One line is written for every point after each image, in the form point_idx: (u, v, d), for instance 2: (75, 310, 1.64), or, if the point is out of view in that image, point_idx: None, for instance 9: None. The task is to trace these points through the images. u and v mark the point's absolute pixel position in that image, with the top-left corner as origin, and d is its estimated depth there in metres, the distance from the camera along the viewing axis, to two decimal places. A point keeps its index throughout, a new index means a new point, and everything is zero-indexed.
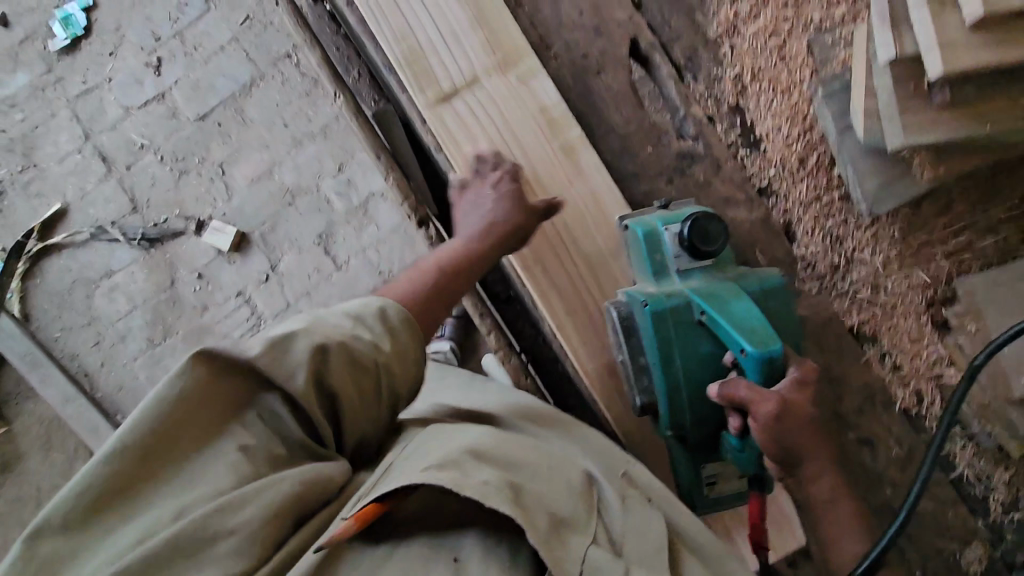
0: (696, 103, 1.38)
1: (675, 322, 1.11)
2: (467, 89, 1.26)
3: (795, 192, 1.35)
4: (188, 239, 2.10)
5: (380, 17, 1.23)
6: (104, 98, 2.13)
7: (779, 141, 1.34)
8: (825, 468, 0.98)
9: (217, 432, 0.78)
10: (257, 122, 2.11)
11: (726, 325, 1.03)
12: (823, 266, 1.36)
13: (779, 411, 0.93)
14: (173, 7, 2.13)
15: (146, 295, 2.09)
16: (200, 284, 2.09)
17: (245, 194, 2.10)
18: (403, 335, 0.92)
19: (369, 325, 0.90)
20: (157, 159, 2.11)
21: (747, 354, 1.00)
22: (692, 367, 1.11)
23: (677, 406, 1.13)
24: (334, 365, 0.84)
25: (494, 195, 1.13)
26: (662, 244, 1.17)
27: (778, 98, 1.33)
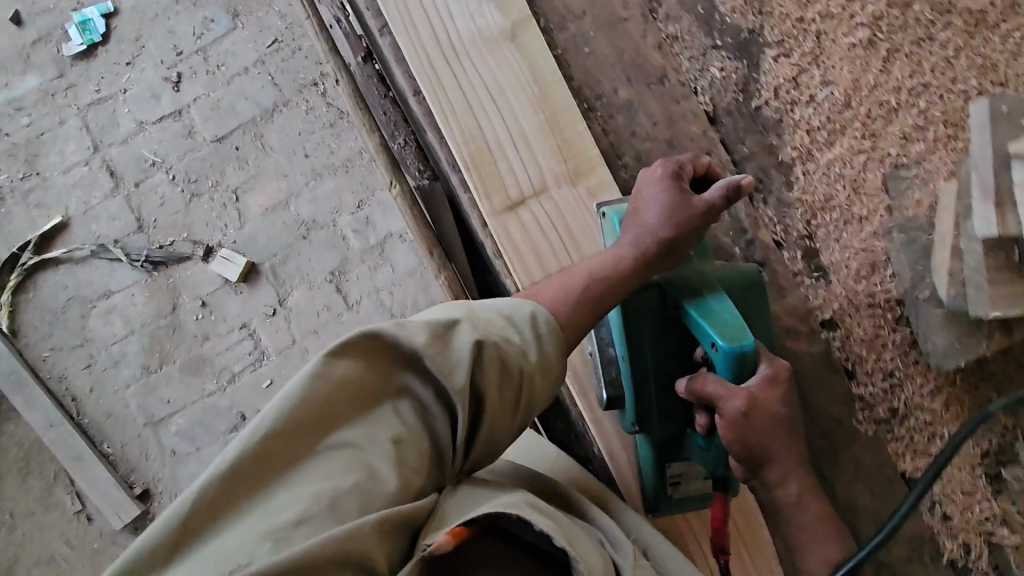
0: (764, 228, 1.26)
1: (645, 313, 1.03)
2: (535, 197, 1.14)
3: (857, 330, 1.22)
4: (194, 264, 2.02)
5: (449, 112, 1.13)
6: (117, 110, 2.04)
7: (847, 275, 1.23)
8: (791, 472, 0.94)
9: (374, 412, 0.75)
10: (277, 149, 2.06)
11: (700, 319, 0.93)
12: (881, 408, 1.20)
13: (745, 409, 0.90)
14: (199, 22, 2.07)
15: (146, 320, 2.01)
16: (203, 313, 2.02)
17: (259, 222, 2.04)
18: (551, 345, 0.85)
19: (517, 328, 0.84)
20: (168, 178, 2.04)
21: (719, 348, 0.91)
22: (659, 362, 1.04)
23: (643, 402, 1.06)
24: (484, 374, 0.80)
25: (649, 195, 1.02)
26: None
27: (849, 231, 1.24)
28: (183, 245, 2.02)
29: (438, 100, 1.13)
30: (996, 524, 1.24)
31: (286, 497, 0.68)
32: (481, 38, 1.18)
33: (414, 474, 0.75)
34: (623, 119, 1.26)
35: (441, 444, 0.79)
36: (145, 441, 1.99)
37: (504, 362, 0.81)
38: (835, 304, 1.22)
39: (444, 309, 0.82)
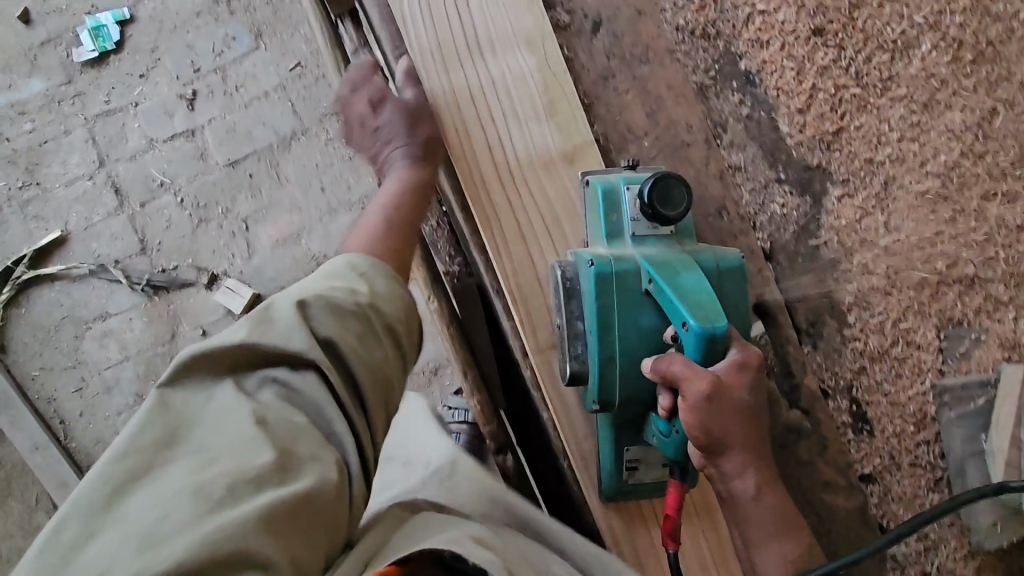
0: (812, 373, 1.21)
1: (620, 288, 0.88)
2: None
3: (896, 488, 1.20)
4: (196, 292, 1.96)
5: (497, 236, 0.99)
6: (127, 124, 1.97)
7: (892, 429, 1.21)
8: (749, 464, 0.81)
9: (228, 405, 0.67)
10: (292, 181, 2.00)
11: (670, 292, 0.82)
12: None
13: (712, 393, 0.77)
14: (220, 39, 2.00)
15: (142, 346, 1.95)
16: (203, 342, 1.95)
17: (267, 254, 1.99)
18: (380, 282, 0.83)
19: (338, 278, 0.80)
20: (176, 201, 1.97)
21: (689, 328, 0.80)
22: (628, 338, 0.88)
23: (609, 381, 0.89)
24: (325, 328, 0.74)
25: (347, 90, 1.03)
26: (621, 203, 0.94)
27: (896, 385, 1.20)
28: (187, 270, 1.96)
29: (493, 242, 0.99)
30: None
31: (141, 514, 0.58)
32: (543, 166, 1.01)
33: (287, 441, 0.66)
34: None
35: (318, 415, 0.71)
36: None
37: (341, 313, 0.76)
38: (878, 460, 1.21)
39: (282, 292, 0.77)
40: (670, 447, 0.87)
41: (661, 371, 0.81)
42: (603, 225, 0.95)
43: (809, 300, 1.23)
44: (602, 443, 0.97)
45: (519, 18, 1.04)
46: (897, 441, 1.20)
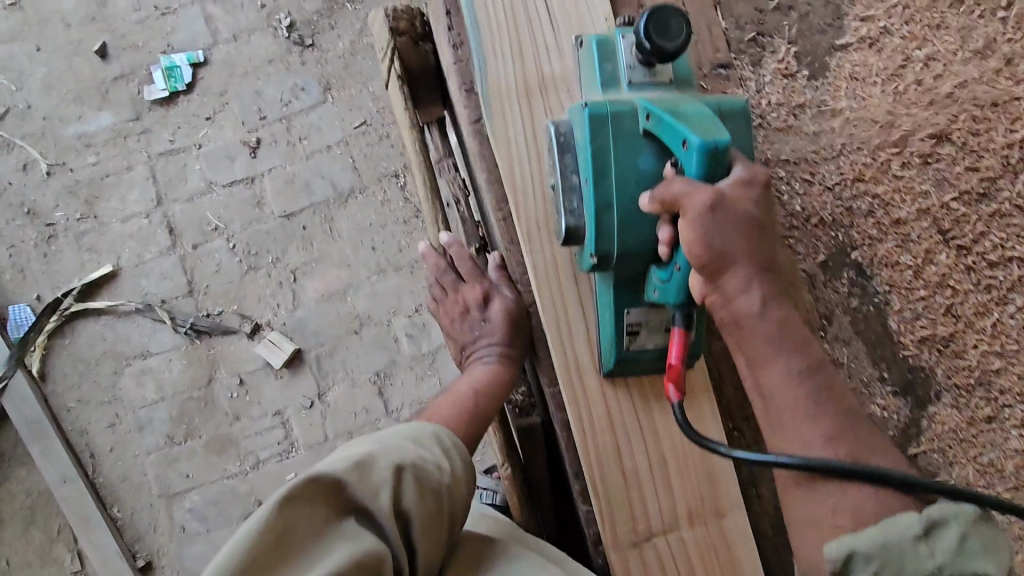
0: None
1: (617, 132, 0.75)
2: (662, 532, 0.84)
3: None
4: (238, 339, 1.94)
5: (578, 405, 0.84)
6: (188, 165, 1.97)
7: None
8: (755, 281, 0.68)
9: (306, 552, 0.62)
10: (345, 237, 1.98)
11: (669, 118, 0.69)
12: None
13: (716, 203, 0.66)
14: (289, 89, 1.99)
15: (178, 389, 1.93)
16: (239, 391, 1.94)
17: (312, 307, 1.97)
18: (457, 460, 0.78)
19: (425, 447, 0.76)
20: (227, 246, 1.96)
21: (689, 146, 0.68)
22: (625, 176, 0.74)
23: (608, 230, 0.75)
24: (412, 498, 0.70)
25: (430, 262, 0.99)
26: (616, 52, 0.80)
27: None
28: (230, 318, 1.95)
29: (577, 422, 0.84)
30: None
31: None
32: None
33: None
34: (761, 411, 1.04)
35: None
36: (157, 515, 1.91)
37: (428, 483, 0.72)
38: None
39: (371, 442, 0.73)
40: (672, 291, 0.74)
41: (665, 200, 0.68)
42: (597, 76, 0.81)
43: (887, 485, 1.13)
44: (601, 315, 0.82)
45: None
46: None
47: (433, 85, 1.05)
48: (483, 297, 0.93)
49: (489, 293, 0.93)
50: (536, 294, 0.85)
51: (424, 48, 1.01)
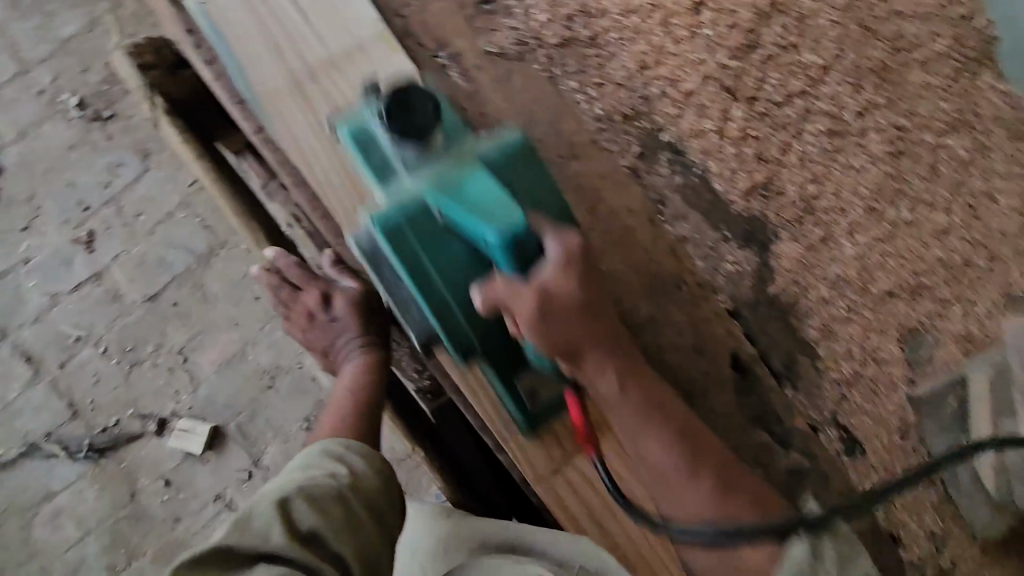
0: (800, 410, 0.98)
1: (416, 232, 0.73)
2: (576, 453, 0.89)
3: None
4: (148, 441, 1.80)
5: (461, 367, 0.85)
6: (22, 284, 1.83)
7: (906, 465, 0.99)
8: (609, 370, 0.74)
9: None
10: (222, 298, 1.87)
11: (461, 211, 0.69)
12: None
13: (543, 301, 0.69)
14: (104, 170, 1.86)
15: (101, 516, 1.77)
16: (169, 492, 1.79)
17: (213, 381, 1.85)
18: (361, 463, 0.78)
19: (317, 468, 0.75)
20: (98, 352, 1.81)
21: (490, 244, 0.69)
22: (436, 245, 0.73)
23: (441, 291, 0.75)
24: (308, 516, 0.69)
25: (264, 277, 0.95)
26: (372, 135, 0.77)
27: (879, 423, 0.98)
28: (130, 423, 1.80)
29: (466, 384, 0.86)
30: None
31: None
32: None
33: None
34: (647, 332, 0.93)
35: None
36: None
37: (328, 501, 0.71)
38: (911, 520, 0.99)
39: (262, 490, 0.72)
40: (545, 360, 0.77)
41: (492, 301, 0.71)
42: (368, 169, 0.77)
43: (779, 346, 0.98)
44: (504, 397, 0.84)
45: (371, 42, 0.86)
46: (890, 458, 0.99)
47: (216, 114, 1.05)
48: (324, 298, 0.91)
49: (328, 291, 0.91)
50: (374, 279, 0.81)
51: (182, 74, 0.97)
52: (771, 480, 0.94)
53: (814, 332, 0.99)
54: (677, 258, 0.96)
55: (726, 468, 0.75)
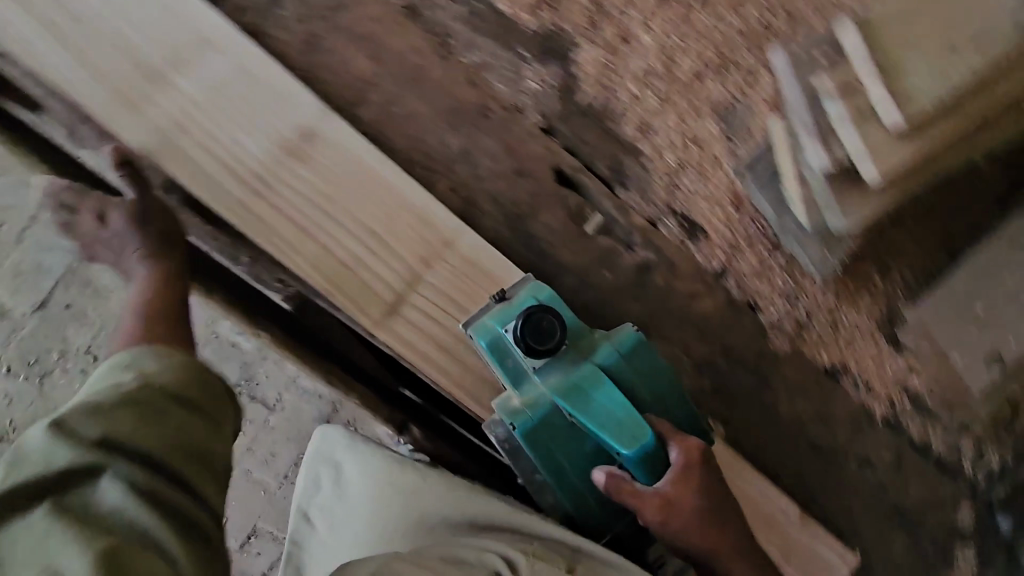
0: (635, 210, 1.00)
1: (550, 435, 0.81)
2: (413, 292, 0.86)
3: (815, 289, 1.06)
4: None
5: (264, 233, 0.81)
6: None
7: (743, 237, 1.03)
8: (712, 501, 0.83)
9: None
10: (115, 288, 1.81)
11: (591, 427, 0.77)
12: (869, 358, 1.09)
13: (665, 506, 0.80)
14: None
15: None
16: None
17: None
18: (155, 360, 0.65)
19: (105, 381, 0.62)
20: (5, 371, 1.78)
21: (624, 457, 0.78)
22: (565, 437, 0.81)
23: (557, 446, 0.82)
24: (93, 429, 0.57)
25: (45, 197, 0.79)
26: (510, 347, 0.82)
27: (709, 204, 1.02)
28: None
29: (271, 248, 0.81)
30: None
31: None
32: (278, 142, 0.83)
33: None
34: (462, 162, 0.93)
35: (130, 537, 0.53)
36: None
37: (116, 411, 0.58)
38: (758, 285, 1.04)
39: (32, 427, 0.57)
40: (638, 473, 0.80)
41: (617, 487, 0.80)
42: (504, 373, 0.83)
43: (602, 153, 0.99)
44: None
45: None
46: (731, 231, 1.03)
47: None
48: (100, 213, 0.77)
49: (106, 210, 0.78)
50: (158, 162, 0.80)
51: None
52: (620, 279, 0.99)
53: (632, 131, 1.00)
54: (476, 86, 0.94)
55: (765, 567, 0.86)
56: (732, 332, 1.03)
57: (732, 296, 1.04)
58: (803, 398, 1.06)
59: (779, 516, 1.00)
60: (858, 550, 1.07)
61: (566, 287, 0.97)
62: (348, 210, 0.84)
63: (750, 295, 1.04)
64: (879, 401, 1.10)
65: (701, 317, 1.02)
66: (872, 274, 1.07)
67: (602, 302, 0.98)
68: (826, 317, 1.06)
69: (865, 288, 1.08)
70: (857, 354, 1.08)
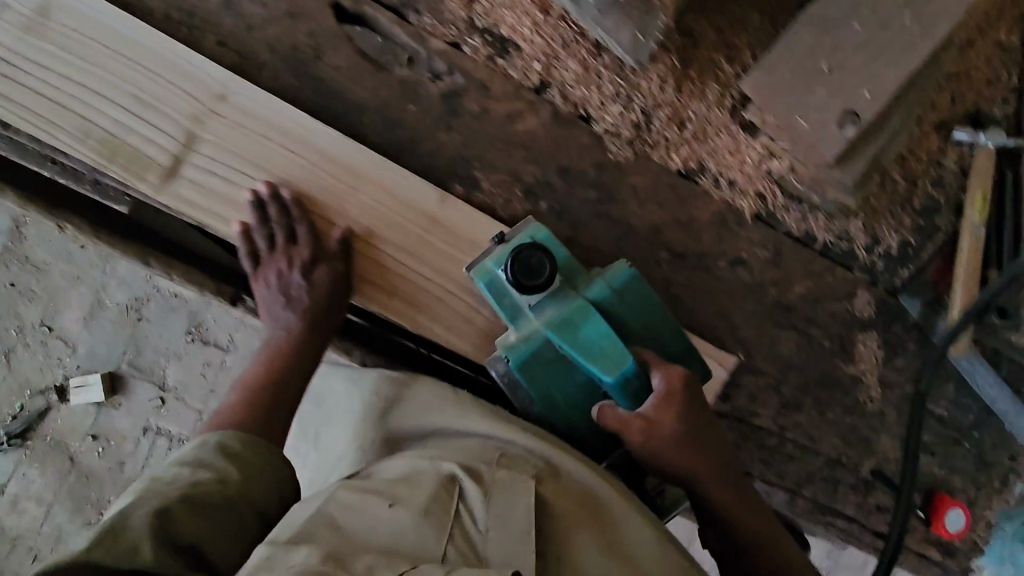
0: (431, 33, 0.93)
1: (541, 368, 0.83)
2: (191, 151, 0.85)
3: (648, 86, 0.97)
4: (57, 411, 1.88)
5: (27, 115, 0.82)
6: None
7: (555, 42, 0.95)
8: (712, 443, 0.84)
9: None
10: (50, 259, 1.85)
11: (580, 358, 0.80)
12: (724, 153, 1.01)
13: (651, 426, 0.80)
14: None
15: (54, 486, 1.90)
16: (100, 443, 1.88)
17: (84, 340, 1.87)
18: (245, 453, 0.73)
19: (201, 470, 0.68)
20: None
21: (606, 383, 0.80)
22: (554, 371, 0.83)
23: (548, 380, 0.84)
24: (184, 534, 0.61)
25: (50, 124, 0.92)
26: (504, 286, 0.84)
27: (511, 12, 0.94)
28: (32, 404, 1.89)
29: (36, 128, 0.82)
30: (929, 170, 1.07)
31: None
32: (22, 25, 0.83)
33: None
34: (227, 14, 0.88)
35: None
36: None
37: (170, 511, 0.61)
38: (583, 92, 0.97)
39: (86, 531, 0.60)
40: (621, 398, 0.82)
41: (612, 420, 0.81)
42: (501, 310, 0.85)
43: None
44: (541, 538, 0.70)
45: None
46: (542, 38, 0.95)
47: None
48: (307, 263, 0.85)
49: (284, 242, 0.85)
50: None
51: None
52: (427, 110, 0.94)
53: None
54: None
55: (736, 487, 0.84)
56: (561, 149, 0.97)
57: (557, 109, 0.97)
58: (654, 207, 1.01)
59: None
60: (741, 352, 1.04)
61: (369, 128, 0.92)
62: (107, 79, 0.83)
63: (575, 105, 0.97)
64: (745, 197, 1.02)
65: (525, 138, 0.96)
66: (712, 58, 0.98)
67: (410, 138, 0.93)
68: (668, 116, 0.98)
69: (706, 74, 0.99)
70: (711, 149, 1.00)
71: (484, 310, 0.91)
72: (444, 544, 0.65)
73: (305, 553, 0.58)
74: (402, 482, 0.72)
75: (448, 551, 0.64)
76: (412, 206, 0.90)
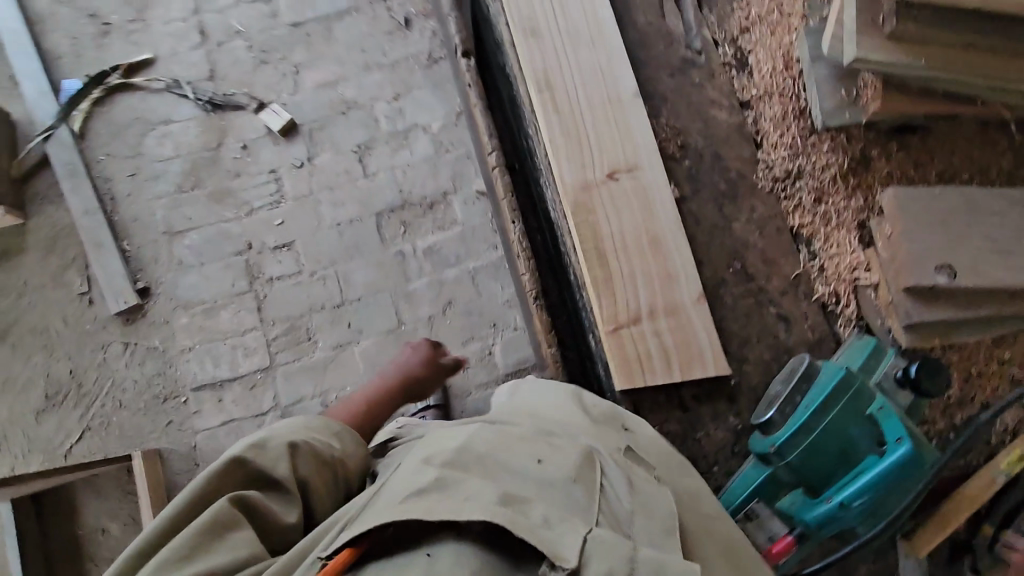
0: (709, 25, 1.26)
1: (851, 398, 0.96)
2: None
3: (813, 158, 1.14)
4: (245, 114, 1.96)
5: None
6: None
7: (772, 77, 1.18)
8: None
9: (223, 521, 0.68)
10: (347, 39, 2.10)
11: (893, 420, 0.93)
12: (830, 245, 1.14)
13: None
14: None
15: (193, 148, 1.95)
16: (241, 154, 1.94)
17: (261, 87, 1.98)
18: (349, 441, 0.85)
19: (316, 430, 0.83)
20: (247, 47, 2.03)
21: (900, 444, 0.91)
22: (852, 408, 0.96)
23: (839, 408, 0.96)
24: (287, 470, 0.75)
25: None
26: (882, 362, 1.05)
27: (769, 42, 1.19)
28: (165, 66, 2.00)
29: None
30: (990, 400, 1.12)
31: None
32: None
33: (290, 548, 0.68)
34: None
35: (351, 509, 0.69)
36: (89, 230, 1.88)
37: (295, 449, 0.77)
38: (767, 124, 1.20)
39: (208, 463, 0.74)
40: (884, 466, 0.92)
41: None
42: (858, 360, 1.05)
43: None
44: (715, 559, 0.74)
45: None
46: (771, 77, 1.18)
47: None
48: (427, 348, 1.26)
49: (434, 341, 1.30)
50: None
51: None
52: (668, 58, 1.25)
53: None
54: None
55: None
56: (729, 145, 1.21)
57: (746, 122, 1.22)
58: (759, 233, 1.17)
59: (681, 278, 1.08)
60: (735, 379, 1.09)
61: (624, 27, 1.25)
62: None
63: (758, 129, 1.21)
64: (824, 286, 1.15)
65: (712, 121, 1.22)
66: (875, 177, 1.13)
67: (642, 61, 1.24)
68: (813, 189, 1.15)
69: (863, 184, 1.13)
70: (827, 232, 1.15)
71: (593, 172, 1.12)
72: (596, 509, 0.67)
73: (473, 487, 0.64)
74: (542, 441, 0.74)
75: (602, 523, 0.66)
76: (615, 87, 1.16)
